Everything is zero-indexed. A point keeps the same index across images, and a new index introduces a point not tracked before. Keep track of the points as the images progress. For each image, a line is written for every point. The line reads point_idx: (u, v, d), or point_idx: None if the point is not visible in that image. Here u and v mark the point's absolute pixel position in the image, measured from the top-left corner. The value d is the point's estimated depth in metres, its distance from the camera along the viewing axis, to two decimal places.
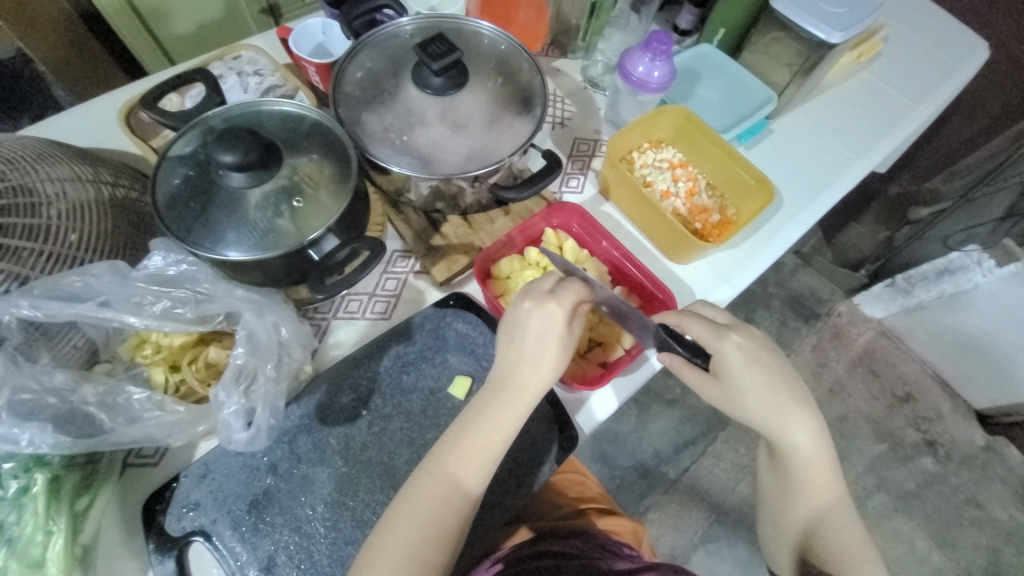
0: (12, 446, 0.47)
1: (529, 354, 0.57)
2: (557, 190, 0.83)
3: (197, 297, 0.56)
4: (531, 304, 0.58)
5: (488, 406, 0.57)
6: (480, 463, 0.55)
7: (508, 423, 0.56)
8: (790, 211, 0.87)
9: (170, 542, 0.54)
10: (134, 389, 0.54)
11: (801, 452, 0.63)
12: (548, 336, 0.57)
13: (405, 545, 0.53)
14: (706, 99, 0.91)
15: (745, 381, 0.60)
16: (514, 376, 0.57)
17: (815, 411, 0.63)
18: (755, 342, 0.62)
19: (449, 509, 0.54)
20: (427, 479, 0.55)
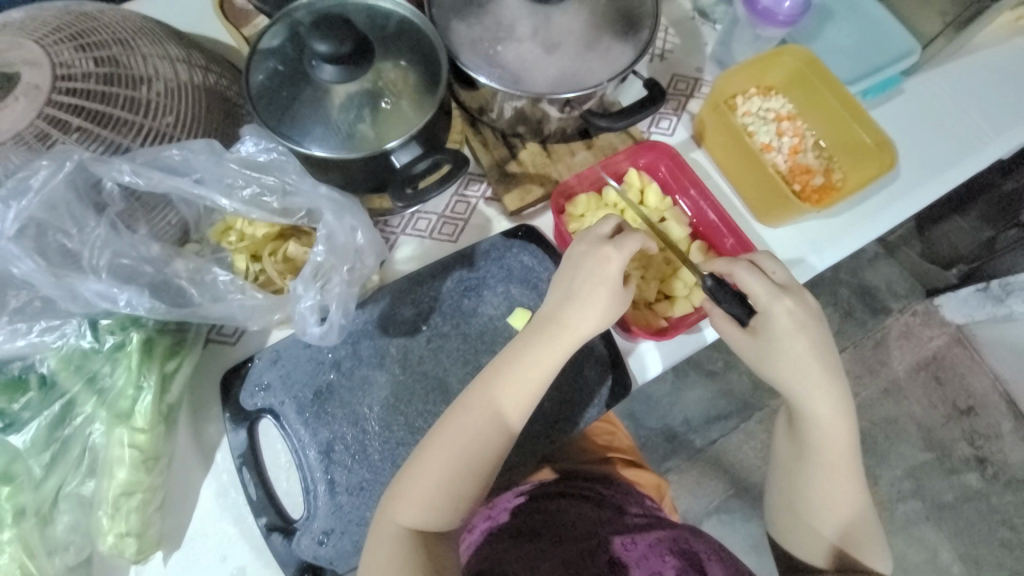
0: (111, 305, 0.51)
1: (573, 297, 0.56)
2: (645, 129, 0.76)
3: (285, 188, 0.57)
4: (584, 246, 0.57)
5: (515, 358, 0.55)
6: (516, 401, 0.54)
7: (547, 363, 0.55)
8: (904, 187, 0.78)
9: (244, 415, 0.59)
10: (220, 271, 0.56)
11: (823, 419, 0.61)
12: (600, 278, 0.55)
13: (439, 476, 0.52)
14: (833, 45, 0.80)
15: (781, 336, 0.59)
16: (559, 318, 0.55)
17: (843, 378, 0.61)
18: (803, 304, 0.60)
19: (485, 441, 0.53)
20: (464, 414, 0.54)
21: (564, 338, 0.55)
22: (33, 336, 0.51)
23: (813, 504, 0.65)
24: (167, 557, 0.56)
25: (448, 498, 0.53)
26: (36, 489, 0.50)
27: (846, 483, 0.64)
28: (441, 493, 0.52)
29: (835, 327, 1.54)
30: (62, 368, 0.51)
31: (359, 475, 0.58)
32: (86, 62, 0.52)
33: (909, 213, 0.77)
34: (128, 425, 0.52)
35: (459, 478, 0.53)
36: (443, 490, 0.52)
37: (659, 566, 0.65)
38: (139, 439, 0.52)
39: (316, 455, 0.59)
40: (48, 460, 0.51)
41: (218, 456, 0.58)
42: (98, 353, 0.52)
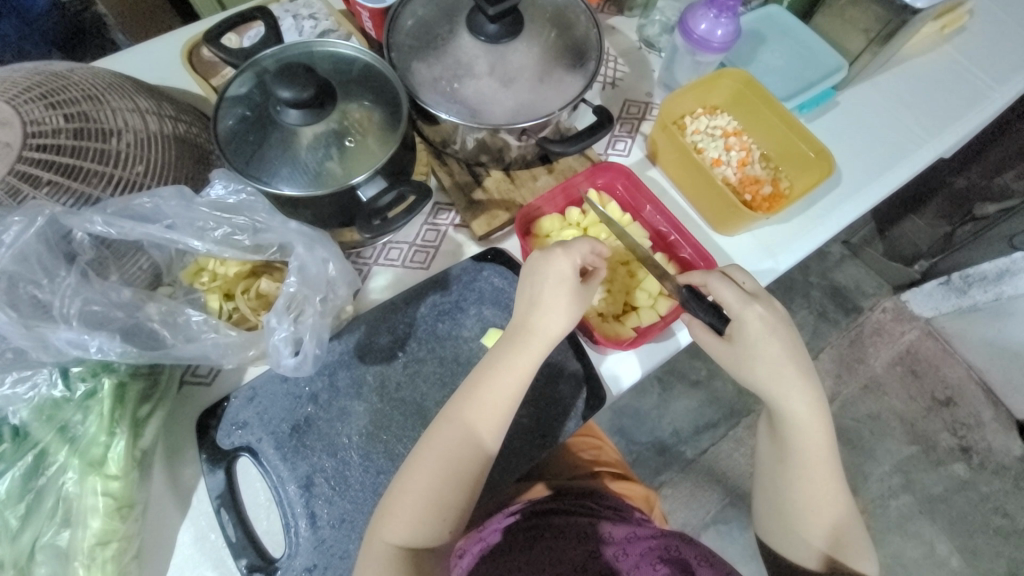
0: (82, 351, 0.51)
1: (540, 303, 0.58)
2: (603, 151, 0.81)
3: (254, 227, 0.59)
4: (543, 254, 0.59)
5: (490, 369, 0.57)
6: (494, 408, 0.56)
7: (523, 369, 0.57)
8: (848, 191, 0.83)
9: (221, 455, 0.59)
10: (193, 312, 0.57)
11: (799, 420, 0.63)
12: (563, 283, 0.58)
13: (427, 489, 0.54)
14: (770, 65, 0.86)
15: (753, 340, 0.61)
16: (529, 324, 0.58)
17: (814, 379, 0.63)
18: (771, 308, 0.63)
19: (469, 450, 0.55)
20: (446, 426, 0.56)
21: (535, 342, 0.57)
22: (6, 388, 0.51)
23: (799, 507, 0.65)
24: None
25: (437, 510, 0.54)
26: (12, 541, 0.50)
27: (828, 483, 0.65)
28: (429, 505, 0.54)
29: (810, 328, 1.58)
30: (34, 418, 0.52)
31: (340, 507, 0.58)
32: (57, 118, 0.54)
33: (856, 215, 0.82)
34: (101, 473, 0.51)
35: (445, 491, 0.54)
36: (431, 502, 0.54)
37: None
38: (112, 487, 0.51)
39: (296, 489, 0.58)
40: (23, 511, 0.50)
41: (195, 499, 0.58)
42: (70, 401, 0.52)
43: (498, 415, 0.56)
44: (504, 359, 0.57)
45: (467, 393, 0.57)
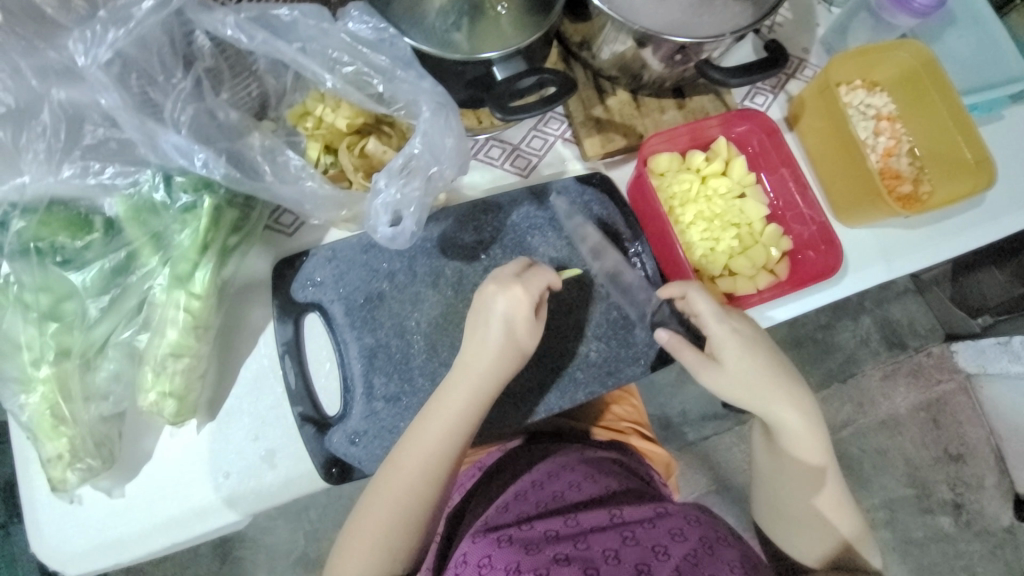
0: (187, 163, 0.49)
1: (491, 341, 0.54)
2: (741, 100, 0.72)
3: (387, 74, 0.53)
4: (496, 288, 0.54)
5: (435, 407, 0.53)
6: (440, 454, 0.52)
7: (468, 405, 0.54)
8: (986, 214, 0.75)
9: (293, 307, 0.58)
10: (292, 155, 0.53)
11: (793, 430, 0.61)
12: (514, 321, 0.54)
13: (378, 539, 0.51)
14: (952, 52, 0.76)
15: (736, 356, 0.60)
16: (479, 364, 0.54)
17: (802, 385, 0.62)
18: (745, 324, 0.61)
19: (418, 496, 0.52)
20: (393, 472, 0.52)
21: (485, 387, 0.54)
22: (105, 179, 0.50)
23: (812, 516, 0.63)
24: (201, 425, 0.56)
25: (387, 561, 0.51)
26: (86, 331, 0.51)
27: (831, 486, 0.63)
28: (378, 554, 0.51)
29: (849, 352, 1.53)
30: (129, 216, 0.50)
31: (397, 386, 0.58)
32: None
33: (984, 242, 0.75)
34: (186, 289, 0.51)
35: (404, 536, 0.51)
36: (382, 552, 0.51)
37: (664, 543, 0.56)
38: (194, 305, 0.52)
39: (359, 358, 0.58)
40: (106, 303, 0.51)
41: (262, 340, 0.58)
42: (168, 211, 0.51)
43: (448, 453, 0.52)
44: (449, 402, 0.53)
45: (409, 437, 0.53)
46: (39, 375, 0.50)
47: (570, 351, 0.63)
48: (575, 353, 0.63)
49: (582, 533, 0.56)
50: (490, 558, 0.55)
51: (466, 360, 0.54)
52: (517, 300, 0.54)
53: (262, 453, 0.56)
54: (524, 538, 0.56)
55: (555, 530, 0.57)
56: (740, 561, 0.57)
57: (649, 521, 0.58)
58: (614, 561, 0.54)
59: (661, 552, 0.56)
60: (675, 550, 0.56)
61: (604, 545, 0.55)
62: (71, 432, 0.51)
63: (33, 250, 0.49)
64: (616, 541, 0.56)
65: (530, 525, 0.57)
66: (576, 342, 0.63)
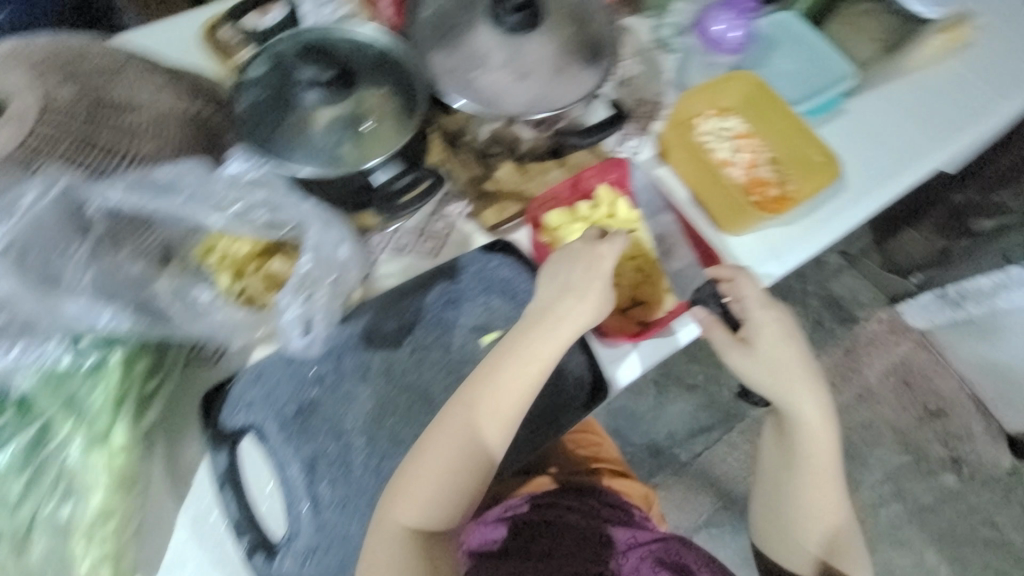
0: (89, 326, 0.51)
1: (572, 289, 0.59)
2: (614, 147, 0.81)
3: (268, 205, 0.58)
4: (583, 247, 0.61)
5: (519, 347, 0.57)
6: (513, 396, 0.55)
7: (546, 355, 0.56)
8: (852, 197, 0.84)
9: (224, 435, 0.58)
10: (203, 290, 0.58)
11: (808, 425, 0.63)
12: (595, 272, 0.59)
13: (443, 475, 0.54)
14: (780, 70, 0.87)
15: (765, 347, 0.62)
16: (561, 313, 0.58)
17: (824, 383, 0.64)
18: (787, 316, 0.64)
19: (487, 436, 0.55)
20: (461, 409, 0.55)
21: (564, 330, 0.57)
22: (11, 358, 0.50)
23: (804, 512, 0.66)
24: None
25: (453, 497, 0.54)
26: (12, 514, 0.50)
27: (828, 488, 0.65)
28: (445, 490, 0.54)
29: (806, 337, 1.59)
30: (41, 389, 0.51)
31: (343, 489, 0.58)
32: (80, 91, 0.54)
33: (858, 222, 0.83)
34: (106, 447, 0.52)
35: (462, 473, 0.54)
36: (448, 488, 0.54)
37: None
38: (116, 461, 0.52)
39: (300, 471, 0.59)
40: (25, 483, 0.50)
41: (197, 477, 0.58)
42: (78, 373, 0.52)
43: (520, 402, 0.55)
44: (528, 347, 0.56)
45: (488, 373, 0.56)
46: None
47: None
48: None
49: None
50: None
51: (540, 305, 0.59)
52: (597, 255, 0.60)
53: None
54: None
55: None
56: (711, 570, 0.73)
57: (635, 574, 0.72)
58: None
59: None
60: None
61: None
62: None
63: None
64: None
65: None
66: None
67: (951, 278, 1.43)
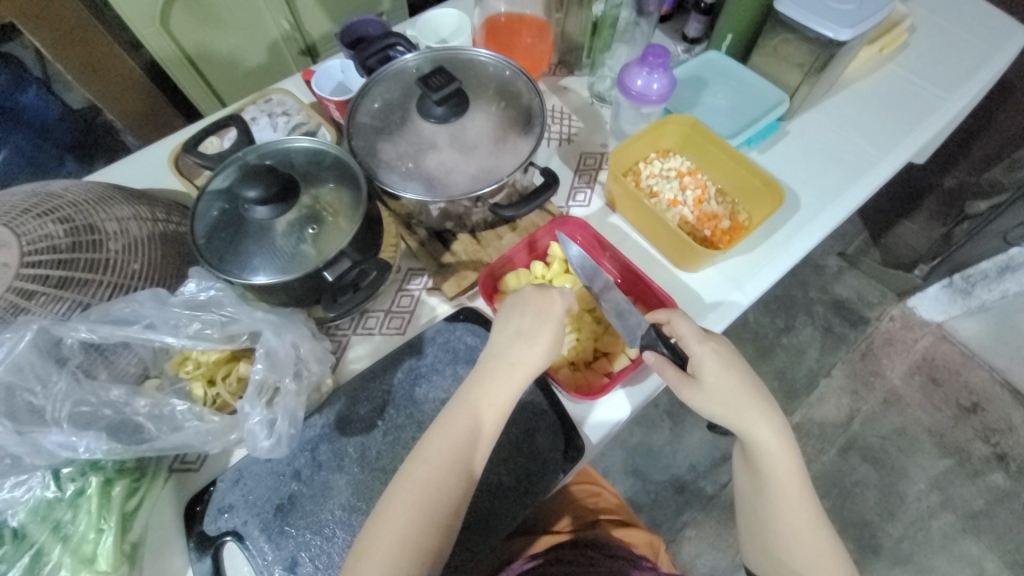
0: (71, 452, 0.54)
1: (524, 334, 0.62)
2: (564, 203, 0.85)
3: (222, 320, 0.62)
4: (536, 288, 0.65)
5: (473, 392, 0.60)
6: (467, 443, 0.58)
7: (502, 399, 0.60)
8: (808, 215, 0.85)
9: (209, 540, 0.60)
10: (178, 401, 0.60)
11: (769, 451, 0.61)
12: (546, 315, 0.63)
13: (401, 532, 0.54)
14: (714, 107, 0.91)
15: (710, 379, 0.62)
16: (512, 357, 0.61)
17: (775, 405, 0.63)
18: (723, 345, 0.65)
19: (445, 487, 0.56)
20: (423, 465, 0.57)
21: (513, 374, 0.61)
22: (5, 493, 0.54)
23: (794, 542, 0.62)
24: None
25: (409, 560, 0.53)
26: None
27: (809, 516, 0.62)
28: (405, 548, 0.53)
29: (817, 346, 1.55)
30: (28, 519, 0.54)
31: None
32: (59, 233, 0.59)
33: (818, 238, 0.83)
34: (91, 569, 0.53)
35: (423, 529, 0.54)
36: (408, 544, 0.54)
37: None
38: None
39: (281, 572, 0.59)
40: None
41: None
42: (60, 501, 0.54)
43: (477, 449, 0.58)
44: (480, 393, 0.60)
45: (445, 423, 0.59)
46: None
47: (482, 484, 0.65)
48: (488, 484, 0.65)
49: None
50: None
51: (492, 354, 0.63)
52: (548, 299, 0.64)
53: None
54: None
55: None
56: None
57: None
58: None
59: None
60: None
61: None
62: None
63: None
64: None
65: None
66: (486, 472, 0.65)
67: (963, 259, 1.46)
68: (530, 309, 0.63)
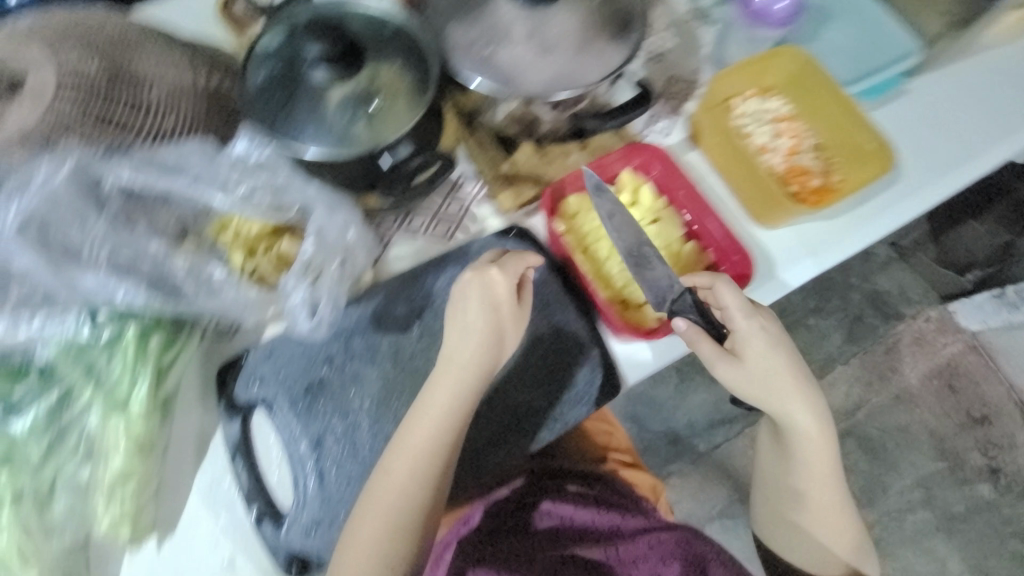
0: (108, 299, 0.52)
1: (474, 327, 0.56)
2: (641, 129, 0.76)
3: (275, 186, 0.58)
4: (473, 274, 0.57)
5: (431, 391, 0.56)
6: (430, 452, 0.55)
7: (461, 394, 0.56)
8: (907, 187, 0.76)
9: (238, 407, 0.60)
10: (216, 267, 0.57)
11: (804, 436, 0.59)
12: (495, 303, 0.57)
13: (375, 532, 0.54)
14: (832, 46, 0.79)
15: (754, 358, 0.58)
16: (473, 352, 0.56)
17: (819, 390, 0.60)
18: (771, 323, 0.59)
19: (413, 493, 0.55)
20: (391, 470, 0.55)
21: (472, 376, 0.56)
22: (35, 329, 0.52)
23: (811, 515, 0.63)
24: (160, 543, 0.56)
25: (389, 555, 0.54)
26: (34, 473, 0.52)
27: (831, 495, 0.62)
28: (382, 549, 0.54)
29: (841, 334, 1.44)
30: (63, 357, 0.53)
31: (348, 467, 0.59)
32: (95, 65, 0.54)
33: (911, 218, 0.75)
34: (123, 415, 0.53)
35: (398, 529, 0.54)
36: (384, 546, 0.54)
37: (658, 569, 0.65)
38: (134, 429, 0.53)
39: (307, 447, 0.60)
40: (46, 446, 0.52)
41: (210, 451, 0.59)
42: (95, 346, 0.53)
43: (443, 444, 0.55)
44: (439, 397, 0.56)
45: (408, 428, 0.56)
46: None
47: (509, 402, 0.64)
48: (515, 403, 0.64)
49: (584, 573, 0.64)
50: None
51: (449, 355, 0.57)
52: (491, 283, 0.57)
53: (224, 559, 0.57)
54: None
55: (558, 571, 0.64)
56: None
57: (643, 556, 0.67)
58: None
59: None
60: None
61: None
62: (39, 564, 0.52)
63: None
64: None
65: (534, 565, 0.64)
66: (515, 392, 0.65)
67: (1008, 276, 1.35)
68: (477, 302, 0.57)
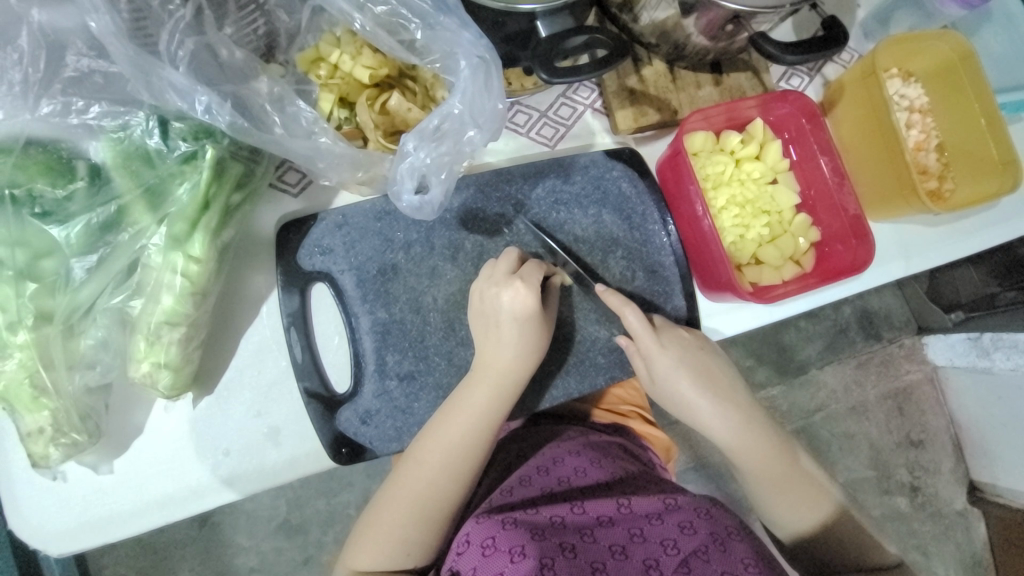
0: (187, 107, 0.42)
1: (500, 332, 0.52)
2: (777, 81, 0.69)
3: (426, 16, 0.45)
4: (496, 282, 0.53)
5: (467, 389, 0.52)
6: (466, 450, 0.50)
7: (500, 393, 0.52)
8: (1011, 213, 0.73)
9: (298, 276, 0.53)
10: (305, 105, 0.47)
11: (733, 429, 0.58)
12: (520, 318, 0.52)
13: (397, 524, 0.49)
14: (987, 50, 0.74)
15: (661, 375, 0.57)
16: (517, 355, 0.52)
17: (734, 378, 0.60)
18: (682, 334, 0.58)
19: (434, 494, 0.50)
20: (418, 463, 0.50)
21: (506, 383, 0.52)
22: (90, 119, 0.43)
23: (784, 494, 0.57)
24: (197, 398, 0.51)
25: (409, 545, 0.50)
26: (71, 293, 0.44)
27: (788, 469, 0.58)
28: (396, 547, 0.49)
29: (821, 344, 1.20)
30: (117, 164, 0.43)
31: (411, 364, 0.55)
32: None
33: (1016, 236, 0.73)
34: (183, 252, 0.46)
35: (422, 523, 0.50)
36: (399, 545, 0.49)
37: (671, 536, 0.52)
38: (193, 270, 0.46)
39: (371, 334, 0.54)
40: (93, 263, 0.45)
41: (263, 309, 0.53)
42: (164, 161, 0.44)
43: (479, 441, 0.51)
44: (472, 401, 0.51)
45: (436, 427, 0.51)
46: (15, 340, 0.43)
47: (587, 334, 0.60)
48: (595, 336, 0.60)
49: (589, 523, 0.52)
50: (494, 540, 0.49)
51: (486, 358, 0.52)
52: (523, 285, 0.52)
53: (265, 430, 0.52)
54: (532, 523, 0.51)
55: (562, 518, 0.52)
56: (754, 557, 0.51)
57: (656, 516, 0.54)
58: (621, 557, 0.50)
59: (669, 546, 0.51)
60: (685, 546, 0.51)
61: (611, 539, 0.51)
62: (53, 406, 0.44)
63: (7, 199, 0.41)
64: (623, 539, 0.52)
65: (536, 509, 0.53)
66: (594, 324, 0.60)
67: (997, 326, 1.06)
68: (493, 309, 0.52)
